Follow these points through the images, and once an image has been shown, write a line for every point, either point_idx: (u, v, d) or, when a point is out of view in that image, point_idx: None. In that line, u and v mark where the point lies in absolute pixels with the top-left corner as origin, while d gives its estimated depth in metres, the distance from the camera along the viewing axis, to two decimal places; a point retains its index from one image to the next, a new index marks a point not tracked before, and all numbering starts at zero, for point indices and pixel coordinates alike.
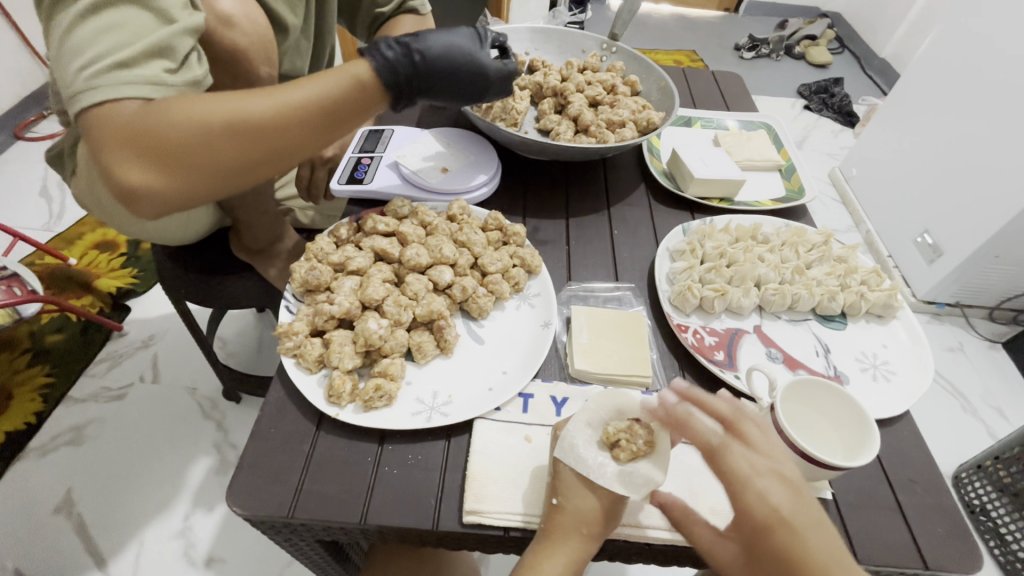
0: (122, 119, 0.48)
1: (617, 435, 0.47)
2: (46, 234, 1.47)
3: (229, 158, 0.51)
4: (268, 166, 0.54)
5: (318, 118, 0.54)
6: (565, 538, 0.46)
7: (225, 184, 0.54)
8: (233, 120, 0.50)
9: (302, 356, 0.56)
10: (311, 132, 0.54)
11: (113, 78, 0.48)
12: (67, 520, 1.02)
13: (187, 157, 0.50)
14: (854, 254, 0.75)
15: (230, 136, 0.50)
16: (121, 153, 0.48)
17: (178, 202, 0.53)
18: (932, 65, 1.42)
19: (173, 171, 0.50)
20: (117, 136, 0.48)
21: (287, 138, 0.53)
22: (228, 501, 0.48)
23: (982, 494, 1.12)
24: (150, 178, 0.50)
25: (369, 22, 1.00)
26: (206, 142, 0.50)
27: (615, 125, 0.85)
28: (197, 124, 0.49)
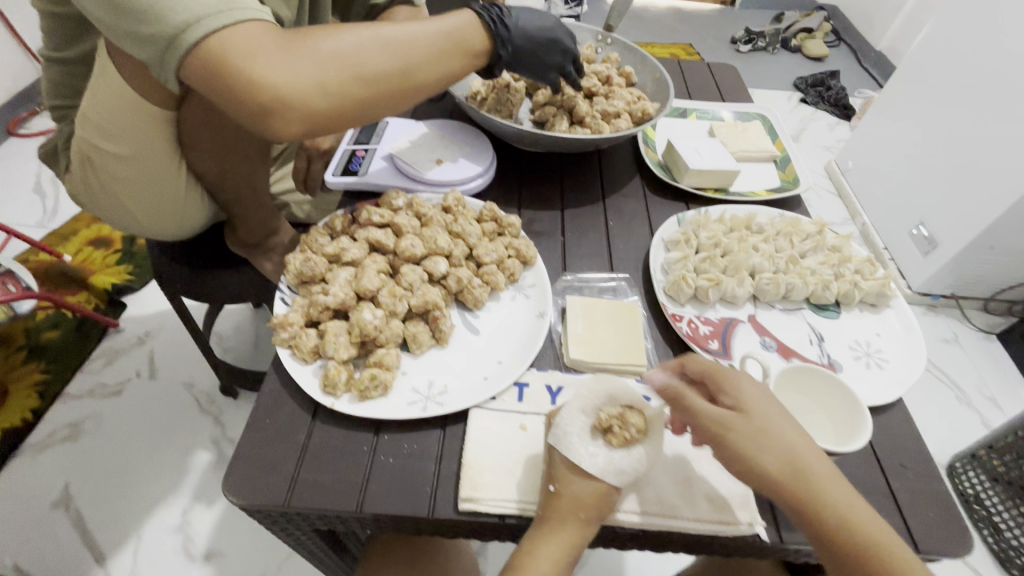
0: (272, 34, 0.53)
1: (609, 421, 0.48)
2: (41, 230, 1.46)
3: (369, 70, 0.56)
4: (398, 91, 0.59)
5: (443, 42, 0.61)
6: (561, 524, 0.46)
7: (360, 101, 0.57)
8: (374, 38, 0.57)
9: (297, 347, 0.56)
10: (444, 57, 0.61)
11: (244, 4, 0.52)
12: (65, 515, 1.02)
13: (333, 68, 0.55)
14: (849, 243, 0.75)
15: (372, 50, 0.56)
16: (274, 58, 0.52)
17: (316, 119, 0.56)
18: (929, 56, 1.42)
19: (321, 78, 0.54)
20: (269, 46, 0.52)
21: (421, 58, 0.59)
22: (225, 491, 0.48)
23: (977, 483, 1.13)
24: (298, 83, 0.53)
25: (363, 14, 0.99)
26: (349, 55, 0.55)
27: (610, 116, 0.85)
28: (344, 43, 0.55)
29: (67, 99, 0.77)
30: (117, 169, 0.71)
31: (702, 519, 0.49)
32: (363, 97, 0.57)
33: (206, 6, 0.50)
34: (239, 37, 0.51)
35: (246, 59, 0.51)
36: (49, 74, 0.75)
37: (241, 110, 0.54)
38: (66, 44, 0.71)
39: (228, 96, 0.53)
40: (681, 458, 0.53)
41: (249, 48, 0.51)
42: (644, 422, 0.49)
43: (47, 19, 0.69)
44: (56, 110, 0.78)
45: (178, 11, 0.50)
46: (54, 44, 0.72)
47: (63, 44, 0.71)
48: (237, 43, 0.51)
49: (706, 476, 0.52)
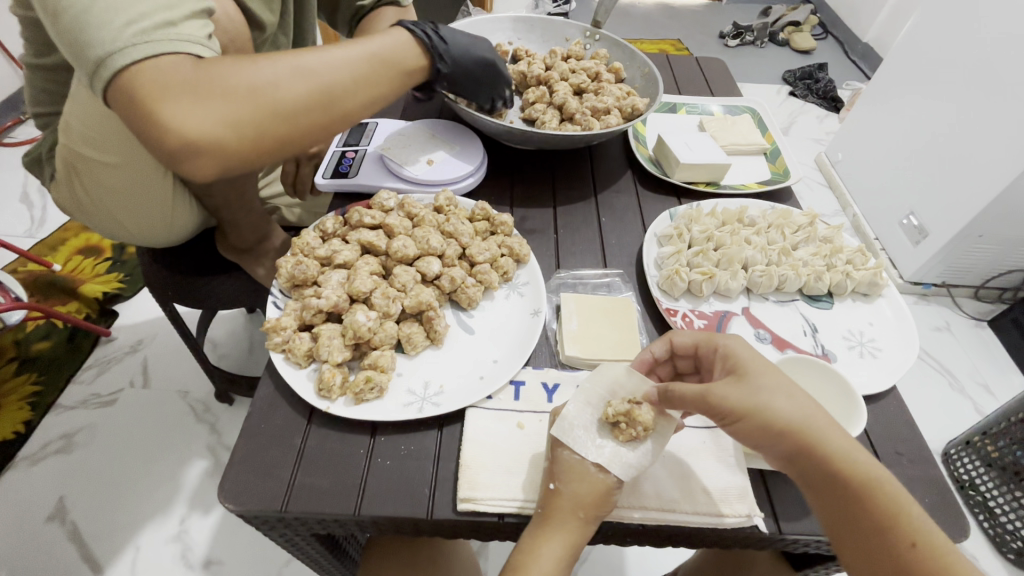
0: (184, 68, 0.48)
1: (617, 416, 0.49)
2: (28, 240, 1.44)
3: (293, 106, 0.53)
4: (326, 118, 0.56)
5: (378, 70, 0.59)
6: (563, 522, 0.46)
7: (288, 140, 0.54)
8: (296, 69, 0.53)
9: (291, 351, 0.56)
10: (373, 80, 0.59)
11: (163, 34, 0.48)
12: (60, 528, 1.01)
13: (252, 105, 0.51)
14: (840, 234, 0.76)
15: (294, 80, 0.53)
16: (185, 100, 0.48)
17: (238, 160, 0.53)
18: (915, 48, 1.43)
19: (240, 118, 0.50)
20: (179, 84, 0.48)
21: (352, 85, 0.57)
22: (220, 498, 0.48)
23: (971, 469, 1.14)
24: (213, 127, 0.49)
25: (350, 17, 0.99)
26: (270, 90, 0.52)
27: (600, 112, 0.84)
28: (264, 77, 0.52)
29: (48, 107, 0.76)
30: (102, 177, 0.70)
31: (700, 511, 0.49)
32: (290, 136, 0.54)
33: (117, 38, 0.46)
34: (148, 76, 0.47)
35: (156, 101, 0.48)
36: (30, 82, 0.74)
37: (155, 152, 0.51)
38: (45, 53, 0.70)
39: (141, 136, 0.50)
40: (677, 453, 0.53)
41: (158, 86, 0.47)
42: (652, 419, 0.49)
43: (25, 27, 0.68)
44: (40, 118, 0.77)
45: (90, 46, 0.47)
46: (33, 52, 0.71)
47: (40, 53, 0.70)
48: (146, 83, 0.47)
49: (705, 470, 0.52)
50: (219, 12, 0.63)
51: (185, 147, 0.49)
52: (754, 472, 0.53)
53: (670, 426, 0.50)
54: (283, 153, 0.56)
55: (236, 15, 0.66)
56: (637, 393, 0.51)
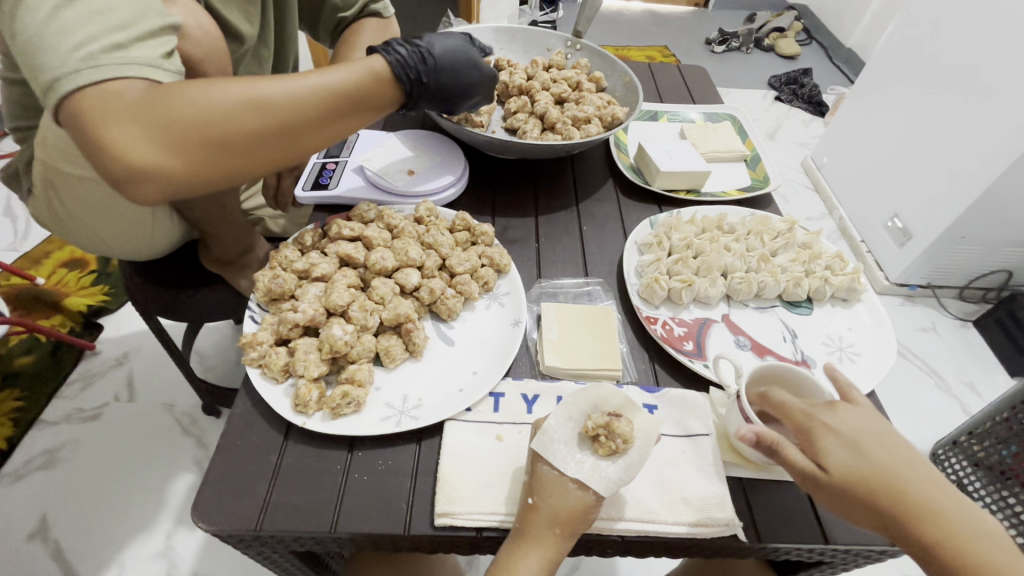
0: (133, 95, 0.48)
1: (596, 430, 0.48)
2: (12, 253, 1.43)
3: (246, 138, 0.52)
4: (281, 150, 0.55)
5: (341, 103, 0.57)
6: (539, 538, 0.46)
7: (239, 168, 0.54)
8: (252, 100, 0.52)
9: (267, 366, 0.55)
10: (339, 112, 0.57)
11: (113, 58, 0.48)
12: (43, 546, 0.99)
13: (201, 134, 0.50)
14: (819, 240, 0.76)
15: (249, 110, 0.52)
16: (131, 126, 0.48)
17: (186, 185, 0.52)
18: (896, 52, 1.45)
19: (187, 147, 0.50)
20: (125, 110, 0.48)
21: (312, 118, 0.56)
22: (194, 517, 0.47)
23: (959, 469, 1.15)
24: (159, 154, 0.49)
25: (332, 28, 0.99)
26: (221, 121, 0.51)
27: (581, 121, 0.85)
28: (216, 105, 0.51)
29: (24, 121, 0.75)
30: (78, 193, 0.70)
31: (680, 521, 0.49)
32: (240, 165, 0.54)
33: (66, 64, 0.46)
34: (96, 102, 0.47)
35: (101, 126, 0.47)
36: (6, 97, 0.73)
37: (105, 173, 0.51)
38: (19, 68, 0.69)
39: (89, 156, 0.50)
40: (658, 463, 0.53)
41: (104, 112, 0.47)
42: (632, 433, 0.48)
43: None
44: (16, 133, 0.77)
45: (42, 70, 0.47)
46: (7, 67, 0.70)
47: (14, 67, 0.69)
48: (94, 109, 0.47)
49: (685, 479, 0.52)
50: (194, 26, 0.63)
51: (131, 172, 0.49)
52: (733, 481, 0.53)
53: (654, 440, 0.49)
54: (236, 179, 0.56)
55: (211, 28, 0.65)
56: (619, 407, 0.50)
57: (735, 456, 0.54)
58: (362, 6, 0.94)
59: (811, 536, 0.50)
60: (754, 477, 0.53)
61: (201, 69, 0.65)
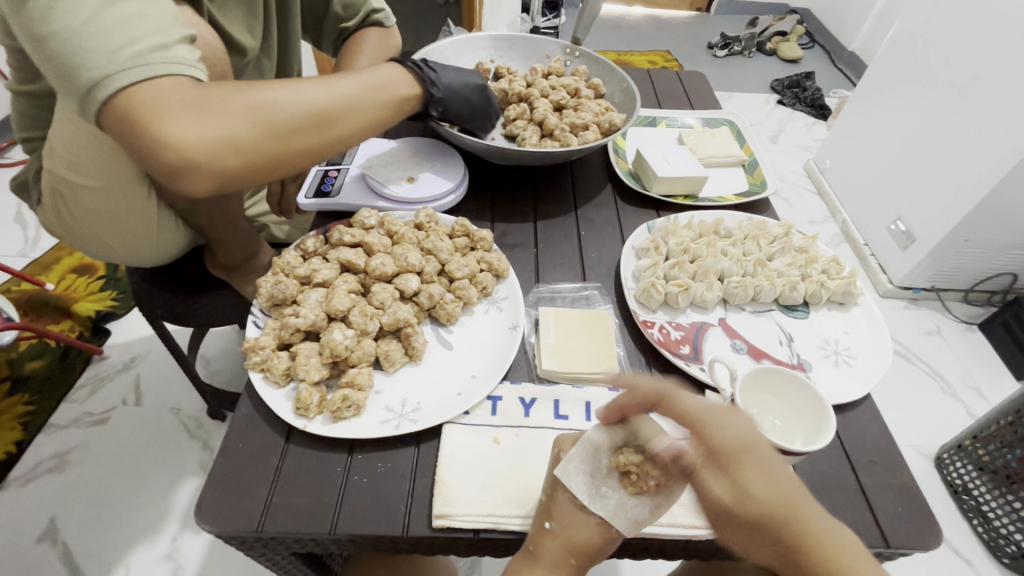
0: (184, 91, 0.50)
1: (627, 466, 0.46)
2: (22, 260, 1.45)
3: (290, 127, 0.56)
4: (321, 140, 0.59)
5: (370, 97, 0.62)
6: (550, 564, 0.47)
7: (283, 159, 0.57)
8: (293, 94, 0.56)
9: (269, 371, 0.56)
10: (370, 107, 0.62)
11: (160, 57, 0.50)
12: (52, 549, 1.01)
13: (249, 125, 0.53)
14: (815, 244, 0.77)
15: (291, 103, 0.56)
16: (184, 118, 0.50)
17: (233, 176, 0.54)
18: (898, 56, 1.45)
19: (236, 136, 0.53)
20: (177, 104, 0.50)
21: (348, 110, 0.60)
22: (197, 519, 0.48)
23: (964, 473, 1.14)
24: (210, 144, 0.51)
25: (334, 38, 1.01)
26: (266, 112, 0.54)
27: (579, 128, 0.86)
28: (261, 100, 0.54)
29: (35, 132, 0.77)
30: (88, 202, 0.71)
31: (675, 523, 0.50)
32: (282, 155, 0.56)
33: (115, 62, 0.48)
34: (147, 97, 0.49)
35: (152, 119, 0.49)
36: (17, 108, 0.75)
37: (152, 170, 0.52)
38: (31, 80, 0.71)
39: (134, 151, 0.51)
40: None
41: (156, 105, 0.49)
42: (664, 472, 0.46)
43: (9, 55, 0.69)
44: (27, 143, 0.78)
45: (86, 67, 0.47)
46: (19, 79, 0.72)
47: (27, 79, 0.71)
48: (145, 103, 0.49)
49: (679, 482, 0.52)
50: (199, 39, 0.64)
51: (183, 162, 0.51)
52: None
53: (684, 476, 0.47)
54: (278, 172, 0.58)
55: (215, 40, 0.67)
56: (650, 438, 0.48)
57: None
58: (364, 16, 0.96)
59: None
60: None
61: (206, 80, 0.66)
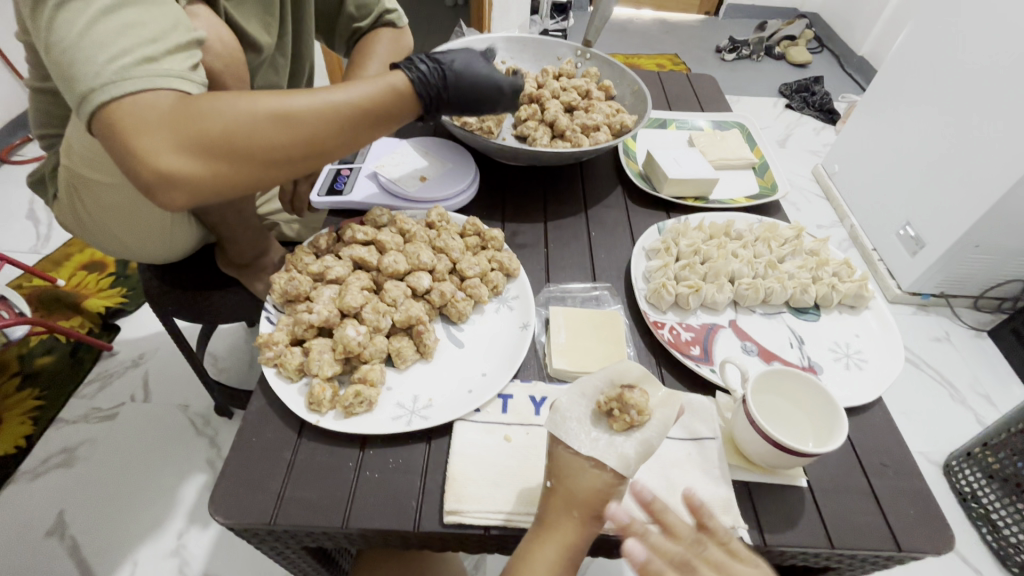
0: (166, 106, 0.50)
1: (609, 404, 0.48)
2: (34, 256, 1.47)
3: (270, 148, 0.54)
4: (301, 160, 0.57)
5: (361, 117, 0.59)
6: (559, 521, 0.46)
7: (261, 176, 0.56)
8: (278, 112, 0.54)
9: (282, 365, 0.57)
10: (359, 126, 0.59)
11: (146, 70, 0.50)
12: (59, 543, 1.02)
13: (226, 145, 0.53)
14: (826, 246, 0.77)
15: (273, 123, 0.54)
16: (161, 137, 0.50)
17: (210, 192, 0.55)
18: (908, 61, 1.45)
19: (213, 155, 0.52)
20: (159, 120, 0.50)
21: (333, 131, 0.57)
22: (211, 511, 0.48)
23: (973, 481, 1.13)
24: (187, 163, 0.52)
25: (347, 39, 1.01)
26: (248, 132, 0.53)
27: (590, 129, 0.86)
28: (242, 117, 0.53)
29: (51, 129, 0.78)
30: (101, 198, 0.72)
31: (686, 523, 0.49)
32: (260, 173, 0.56)
33: (100, 76, 0.48)
34: (129, 113, 0.49)
35: (133, 134, 0.50)
36: (35, 106, 0.76)
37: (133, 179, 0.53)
38: (48, 78, 0.72)
39: (119, 162, 0.52)
40: (664, 465, 0.54)
41: (138, 123, 0.49)
42: (647, 404, 0.47)
43: (27, 53, 0.70)
44: (44, 140, 0.80)
45: (77, 79, 0.49)
46: (36, 77, 0.73)
47: (44, 77, 0.72)
48: (127, 119, 0.49)
49: (690, 482, 0.52)
50: (214, 38, 0.65)
51: (159, 179, 0.51)
52: (739, 484, 0.54)
53: (668, 414, 0.48)
54: (257, 186, 0.58)
55: (231, 39, 0.68)
56: (635, 379, 0.49)
57: (740, 459, 0.54)
58: (377, 16, 0.96)
59: (816, 541, 0.50)
60: (760, 479, 0.53)
61: (221, 80, 0.67)
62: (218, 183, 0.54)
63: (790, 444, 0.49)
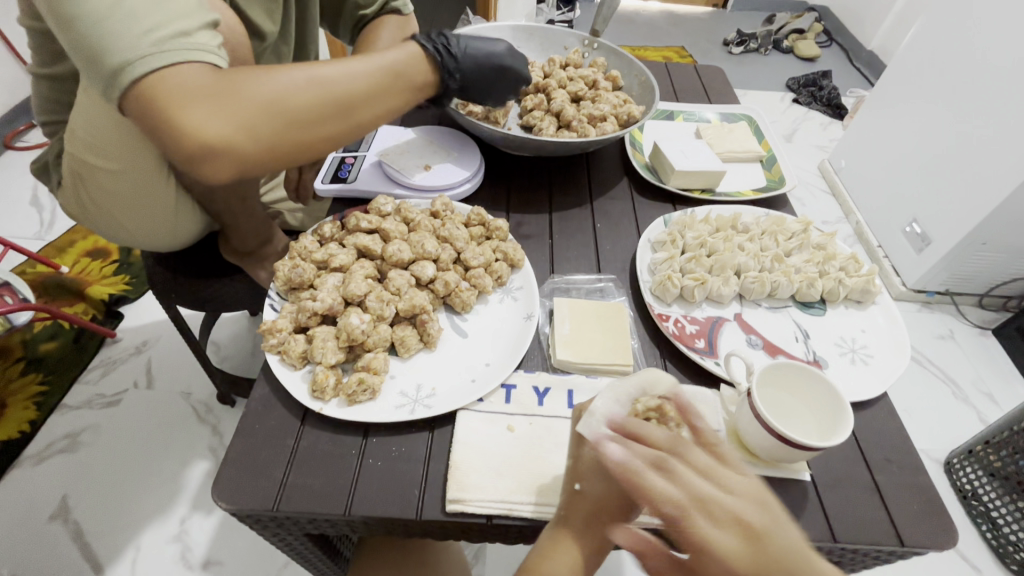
0: (202, 77, 0.50)
1: (647, 413, 0.49)
2: (37, 242, 1.47)
3: (308, 114, 0.55)
4: (339, 125, 0.58)
5: (388, 83, 0.61)
6: (586, 524, 0.47)
7: (299, 144, 0.57)
8: (312, 80, 0.56)
9: (285, 353, 0.57)
10: (388, 92, 0.62)
11: (180, 43, 0.50)
12: (63, 526, 1.02)
13: (266, 112, 0.53)
14: (833, 241, 0.76)
15: (307, 90, 0.55)
16: (203, 106, 0.50)
17: (250, 162, 0.55)
18: (919, 55, 1.43)
19: (254, 123, 0.53)
20: (199, 91, 0.50)
21: (365, 96, 0.59)
22: (215, 497, 0.49)
23: (973, 479, 1.13)
24: (229, 132, 0.52)
25: (352, 26, 1.00)
26: (286, 100, 0.54)
27: (597, 120, 0.85)
28: (278, 86, 0.54)
29: (56, 114, 0.77)
30: (107, 184, 0.72)
31: None
32: (299, 141, 0.56)
33: (136, 48, 0.48)
34: (167, 85, 0.49)
35: (174, 107, 0.49)
36: (38, 90, 0.75)
37: (172, 154, 0.53)
38: (52, 62, 0.72)
39: (157, 138, 0.52)
40: None
41: (178, 93, 0.49)
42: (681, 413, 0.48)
43: (31, 35, 0.69)
44: (48, 124, 0.79)
45: (110, 53, 0.48)
46: (39, 60, 0.72)
47: (48, 60, 0.72)
48: (165, 91, 0.49)
49: None
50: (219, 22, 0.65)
51: (203, 149, 0.51)
52: None
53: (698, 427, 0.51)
54: (294, 159, 0.58)
55: (236, 23, 0.67)
56: (666, 387, 0.48)
57: (743, 452, 0.54)
58: (383, 3, 0.95)
59: (819, 535, 0.50)
60: (765, 473, 0.53)
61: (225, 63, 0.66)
62: (258, 152, 0.55)
63: (794, 436, 0.49)
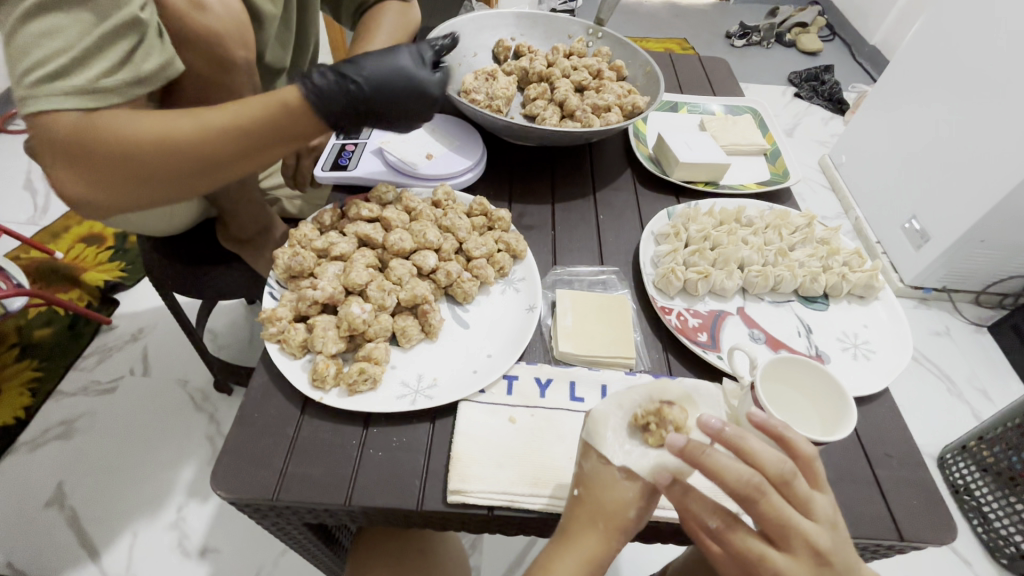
0: (54, 133, 0.47)
1: (647, 419, 0.46)
2: (31, 227, 1.45)
3: (170, 174, 0.52)
4: (206, 180, 0.54)
5: (258, 141, 0.53)
6: (582, 532, 0.46)
7: (172, 195, 0.55)
8: (165, 140, 0.50)
9: (285, 342, 0.56)
10: (259, 146, 0.53)
11: (51, 84, 0.46)
12: (58, 513, 1.02)
13: (124, 173, 0.50)
14: (836, 236, 0.76)
15: (163, 151, 0.50)
16: (62, 166, 0.49)
17: (126, 210, 0.55)
18: (921, 50, 1.42)
19: (113, 182, 0.51)
20: (56, 148, 0.48)
21: (230, 155, 0.53)
22: (212, 486, 0.48)
23: (967, 474, 1.14)
24: (92, 190, 0.51)
25: (352, 10, 0.98)
26: (136, 165, 0.50)
27: (601, 110, 0.84)
28: (129, 146, 0.49)
29: None
30: None
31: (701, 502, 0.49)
32: (168, 194, 0.54)
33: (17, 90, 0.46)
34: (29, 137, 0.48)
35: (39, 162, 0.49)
36: None
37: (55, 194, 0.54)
38: None
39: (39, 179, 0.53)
40: None
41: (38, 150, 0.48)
42: (684, 421, 0.46)
43: None
44: None
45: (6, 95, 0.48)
46: None
47: None
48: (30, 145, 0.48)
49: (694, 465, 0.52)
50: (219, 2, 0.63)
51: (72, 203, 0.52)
52: None
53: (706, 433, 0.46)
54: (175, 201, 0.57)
55: (234, 4, 0.65)
56: (676, 397, 0.47)
57: None
58: None
59: None
60: None
61: (225, 45, 0.65)
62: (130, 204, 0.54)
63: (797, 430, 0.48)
